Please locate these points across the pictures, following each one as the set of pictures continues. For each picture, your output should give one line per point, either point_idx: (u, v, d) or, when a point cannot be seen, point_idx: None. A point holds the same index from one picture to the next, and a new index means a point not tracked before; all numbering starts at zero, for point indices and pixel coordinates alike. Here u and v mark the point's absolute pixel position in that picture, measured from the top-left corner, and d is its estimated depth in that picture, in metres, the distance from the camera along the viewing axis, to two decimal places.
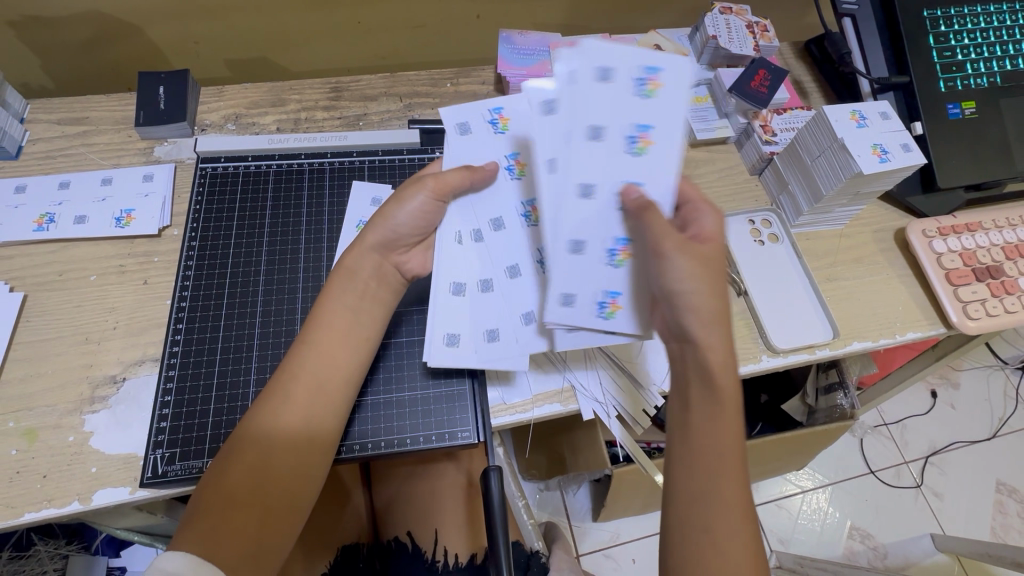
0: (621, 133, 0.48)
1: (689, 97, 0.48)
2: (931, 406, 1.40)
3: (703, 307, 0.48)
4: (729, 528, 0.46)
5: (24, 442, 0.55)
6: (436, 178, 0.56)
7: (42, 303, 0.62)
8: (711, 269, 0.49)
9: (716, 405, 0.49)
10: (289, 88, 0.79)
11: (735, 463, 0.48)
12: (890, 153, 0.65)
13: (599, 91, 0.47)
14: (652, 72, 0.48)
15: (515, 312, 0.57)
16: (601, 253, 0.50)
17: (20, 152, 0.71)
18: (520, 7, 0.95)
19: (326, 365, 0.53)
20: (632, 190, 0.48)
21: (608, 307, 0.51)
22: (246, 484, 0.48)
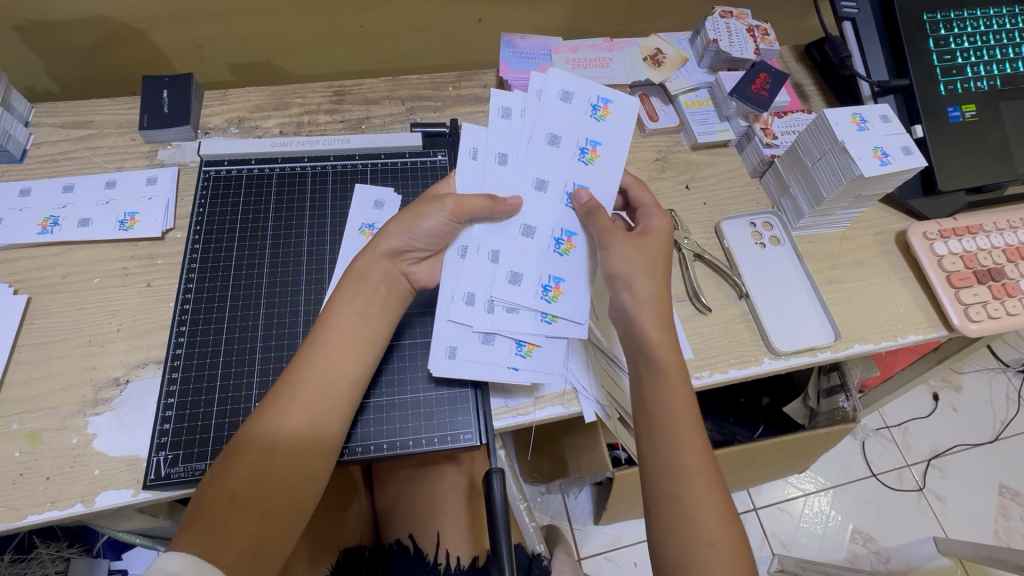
0: (572, 150, 0.63)
1: (632, 126, 0.64)
2: (933, 409, 1.40)
3: (642, 287, 0.57)
4: (692, 485, 0.50)
5: (27, 444, 0.55)
6: (457, 200, 0.58)
7: (45, 306, 0.62)
8: (649, 257, 0.58)
9: (661, 370, 0.54)
10: (291, 91, 0.80)
11: (690, 425, 0.53)
12: (891, 155, 0.65)
13: (561, 111, 0.63)
14: (603, 103, 0.64)
15: (503, 269, 0.60)
16: (547, 241, 0.61)
17: (24, 156, 0.71)
18: (522, 11, 0.95)
19: (334, 367, 0.53)
20: (581, 193, 0.60)
21: (550, 291, 0.60)
22: (249, 483, 0.48)
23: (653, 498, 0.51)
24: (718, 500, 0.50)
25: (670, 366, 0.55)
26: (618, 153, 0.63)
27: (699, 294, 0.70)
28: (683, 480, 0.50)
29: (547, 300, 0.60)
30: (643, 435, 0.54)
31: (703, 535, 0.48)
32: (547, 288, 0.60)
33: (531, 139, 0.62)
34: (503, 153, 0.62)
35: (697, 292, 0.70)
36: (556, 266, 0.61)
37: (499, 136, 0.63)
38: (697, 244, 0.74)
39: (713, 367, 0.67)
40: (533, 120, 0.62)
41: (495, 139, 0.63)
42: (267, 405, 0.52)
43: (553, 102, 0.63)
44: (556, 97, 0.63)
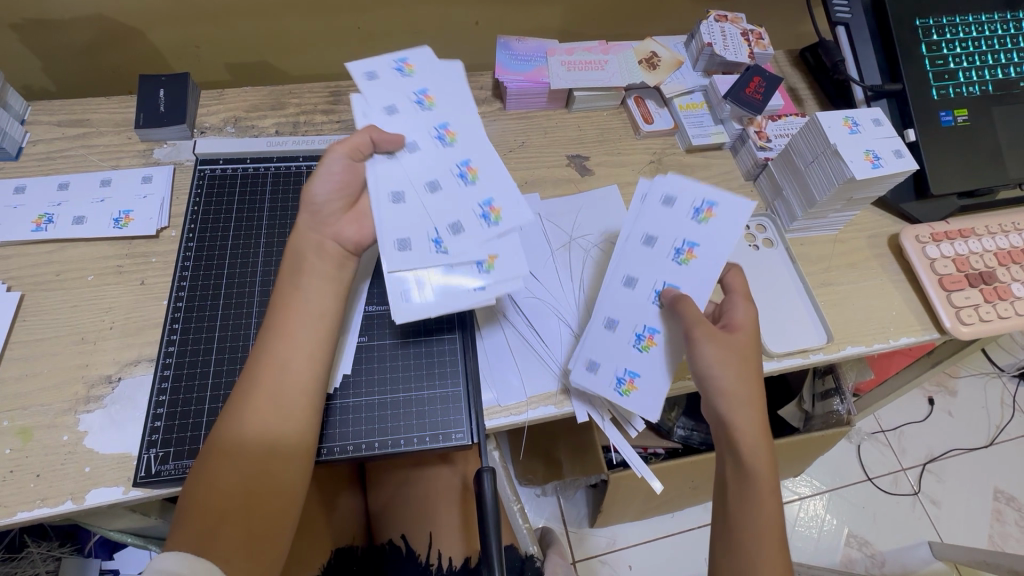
0: (453, 87, 0.60)
1: (738, 230, 0.59)
2: (928, 413, 1.41)
3: (738, 391, 0.54)
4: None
5: (17, 441, 0.55)
6: (344, 142, 0.53)
7: (38, 303, 0.62)
8: (741, 359, 0.55)
9: (750, 481, 0.53)
10: (288, 91, 0.80)
11: (775, 541, 0.52)
12: (882, 158, 0.66)
13: (661, 214, 0.61)
14: (710, 205, 0.60)
15: (582, 357, 0.60)
16: (627, 336, 0.60)
17: (20, 153, 0.72)
18: (519, 14, 0.96)
19: (293, 345, 0.51)
20: (669, 292, 0.59)
21: (623, 385, 0.59)
22: (232, 476, 0.48)
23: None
24: None
25: (762, 480, 0.53)
26: (717, 257, 0.59)
27: None
28: None
29: (620, 391, 0.59)
30: (722, 543, 0.53)
31: None
32: (621, 381, 0.59)
33: (628, 240, 0.62)
34: (391, 105, 0.57)
35: None
36: (636, 359, 0.59)
37: (369, 93, 0.57)
38: None
39: None
40: (423, 74, 0.59)
41: (374, 98, 0.57)
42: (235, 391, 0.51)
43: (654, 205, 0.62)
44: (659, 201, 0.62)
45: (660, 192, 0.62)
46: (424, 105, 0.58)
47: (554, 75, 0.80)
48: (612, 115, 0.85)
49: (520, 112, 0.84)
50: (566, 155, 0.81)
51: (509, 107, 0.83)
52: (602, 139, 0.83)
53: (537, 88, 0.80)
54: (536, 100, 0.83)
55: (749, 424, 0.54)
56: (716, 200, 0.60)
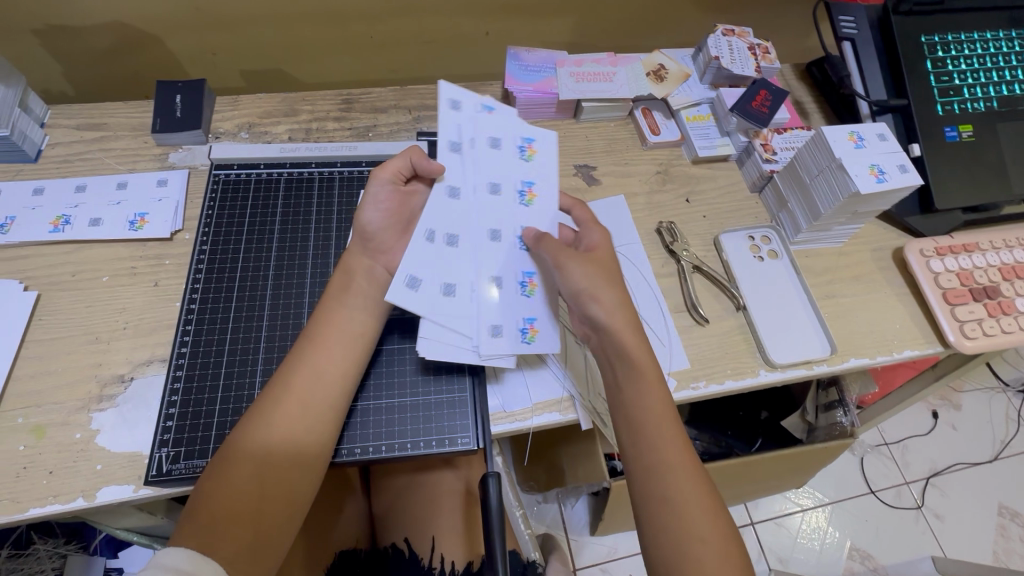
0: (513, 143, 0.65)
1: (556, 161, 0.66)
2: (932, 426, 1.40)
3: (606, 297, 0.57)
4: (681, 488, 0.51)
5: (31, 438, 0.56)
6: (383, 167, 0.60)
7: (54, 302, 0.64)
8: (605, 273, 0.59)
9: (640, 374, 0.55)
10: (301, 99, 0.82)
11: (672, 427, 0.54)
12: (887, 173, 0.66)
13: (495, 157, 0.63)
14: (529, 143, 0.66)
15: (484, 322, 0.59)
16: (513, 287, 0.61)
17: (39, 156, 0.73)
18: (529, 26, 0.97)
19: (331, 359, 0.55)
20: (530, 230, 0.61)
21: (528, 332, 0.60)
22: (249, 476, 0.49)
23: (646, 512, 0.52)
24: (708, 503, 0.51)
25: (648, 373, 0.56)
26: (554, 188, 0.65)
27: (697, 305, 0.71)
28: (670, 479, 0.51)
29: (527, 340, 0.60)
30: (631, 444, 0.54)
31: (695, 533, 0.50)
32: (524, 329, 0.60)
33: (473, 189, 0.62)
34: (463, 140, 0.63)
35: (695, 304, 0.71)
36: (529, 306, 0.61)
37: (449, 125, 0.62)
38: (695, 256, 0.75)
39: (709, 378, 0.68)
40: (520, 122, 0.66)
41: (441, 129, 0.62)
42: (264, 397, 0.53)
43: (484, 150, 0.63)
44: (486, 145, 0.63)
45: (484, 137, 0.64)
46: (524, 155, 0.65)
47: (563, 86, 0.81)
48: (619, 126, 0.86)
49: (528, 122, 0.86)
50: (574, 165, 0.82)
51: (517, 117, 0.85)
52: (610, 150, 0.84)
53: (545, 98, 0.82)
54: (544, 110, 0.84)
55: (624, 325, 0.57)
56: (532, 138, 0.66)
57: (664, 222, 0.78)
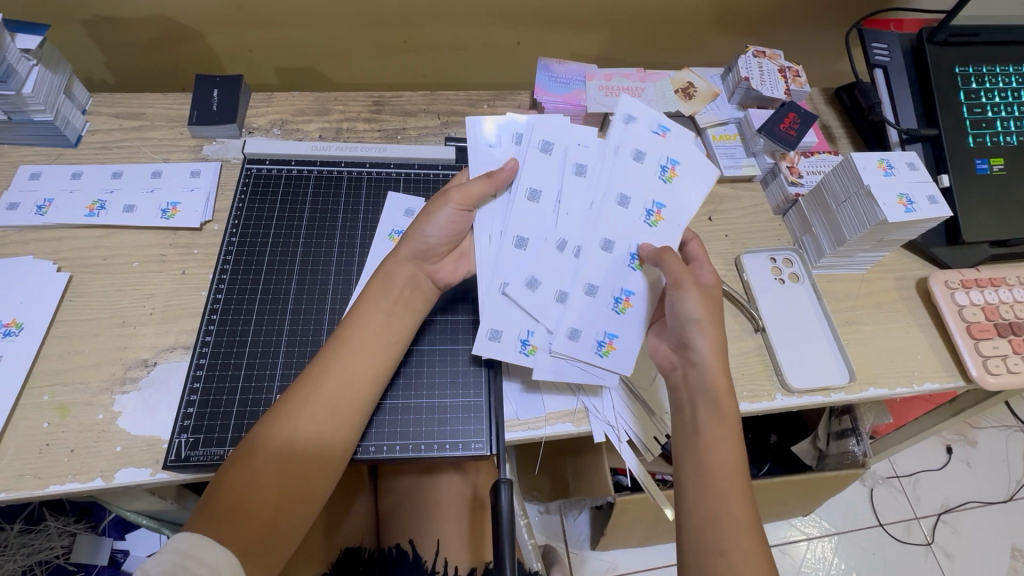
0: (656, 162, 0.65)
1: (701, 189, 0.65)
2: (946, 462, 1.38)
3: (712, 334, 0.56)
4: (740, 543, 0.47)
5: (56, 416, 0.57)
6: (461, 191, 0.59)
7: (84, 285, 0.65)
8: (716, 312, 0.58)
9: (721, 419, 0.53)
10: (333, 99, 0.84)
11: (741, 481, 0.51)
12: (916, 203, 0.66)
13: (631, 171, 0.64)
14: (671, 164, 0.65)
15: (564, 323, 0.61)
16: (606, 299, 0.62)
17: (79, 141, 0.75)
18: (560, 38, 0.98)
19: (353, 357, 0.55)
20: (646, 245, 0.62)
21: (604, 346, 0.61)
22: (269, 472, 0.49)
23: (697, 561, 0.48)
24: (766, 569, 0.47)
25: (728, 420, 0.53)
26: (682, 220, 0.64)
27: None
28: (729, 535, 0.48)
29: (599, 353, 0.61)
30: (693, 491, 0.51)
31: None
32: (602, 342, 0.61)
33: (604, 197, 0.63)
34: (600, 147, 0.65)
35: None
36: (614, 325, 0.61)
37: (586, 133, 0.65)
38: (716, 275, 0.75)
39: None
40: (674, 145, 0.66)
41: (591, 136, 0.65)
42: (291, 393, 0.53)
43: (626, 160, 0.65)
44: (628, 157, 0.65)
45: (630, 149, 0.65)
46: (665, 176, 0.65)
47: (592, 99, 0.82)
48: None
49: None
50: None
51: None
52: None
53: (574, 110, 0.82)
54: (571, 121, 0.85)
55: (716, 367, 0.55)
56: (677, 159, 0.66)
57: None
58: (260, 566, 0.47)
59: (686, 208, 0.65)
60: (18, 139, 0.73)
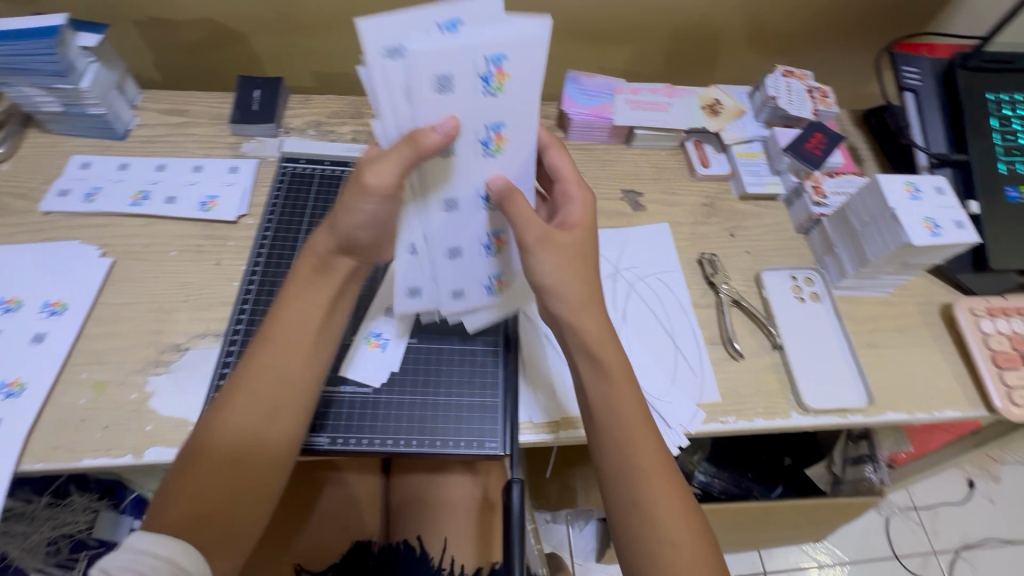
0: (474, 72, 0.45)
1: (539, 77, 0.47)
2: (967, 496, 1.34)
3: (571, 292, 0.53)
4: (653, 495, 0.50)
5: (91, 393, 0.60)
6: (360, 181, 0.49)
7: (125, 270, 0.68)
8: (576, 257, 0.54)
9: (608, 375, 0.53)
10: (367, 104, 0.87)
11: (642, 428, 0.52)
12: (942, 227, 0.65)
13: (444, 105, 0.46)
14: (496, 65, 0.45)
15: (444, 290, 0.59)
16: (477, 249, 0.57)
17: (127, 134, 0.79)
18: (590, 52, 1.00)
19: (286, 356, 0.54)
20: (496, 180, 0.52)
21: (493, 286, 0.60)
22: (212, 471, 0.50)
23: (618, 520, 0.51)
24: (679, 504, 0.50)
25: (616, 374, 0.53)
26: (530, 131, 0.50)
27: (733, 339, 0.71)
28: (639, 485, 0.50)
29: (490, 292, 0.61)
30: (601, 446, 0.53)
31: (665, 535, 0.49)
32: (490, 284, 0.60)
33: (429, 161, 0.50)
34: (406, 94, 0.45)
35: (730, 338, 0.71)
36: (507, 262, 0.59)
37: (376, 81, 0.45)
38: (735, 290, 0.76)
39: (739, 414, 0.67)
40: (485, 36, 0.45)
41: (386, 91, 0.45)
42: (228, 392, 0.53)
43: (430, 97, 0.46)
44: (429, 87, 0.45)
45: (427, 75, 0.44)
46: (490, 87, 0.46)
47: (618, 112, 0.84)
48: (669, 155, 0.88)
49: (580, 143, 0.88)
50: (622, 190, 0.84)
51: (569, 137, 0.88)
52: (657, 178, 0.86)
53: (600, 122, 0.84)
54: (597, 133, 0.86)
55: (593, 326, 0.54)
56: (503, 52, 0.45)
57: (706, 254, 0.79)
58: (221, 558, 0.50)
59: (531, 115, 0.49)
60: (72, 131, 0.77)
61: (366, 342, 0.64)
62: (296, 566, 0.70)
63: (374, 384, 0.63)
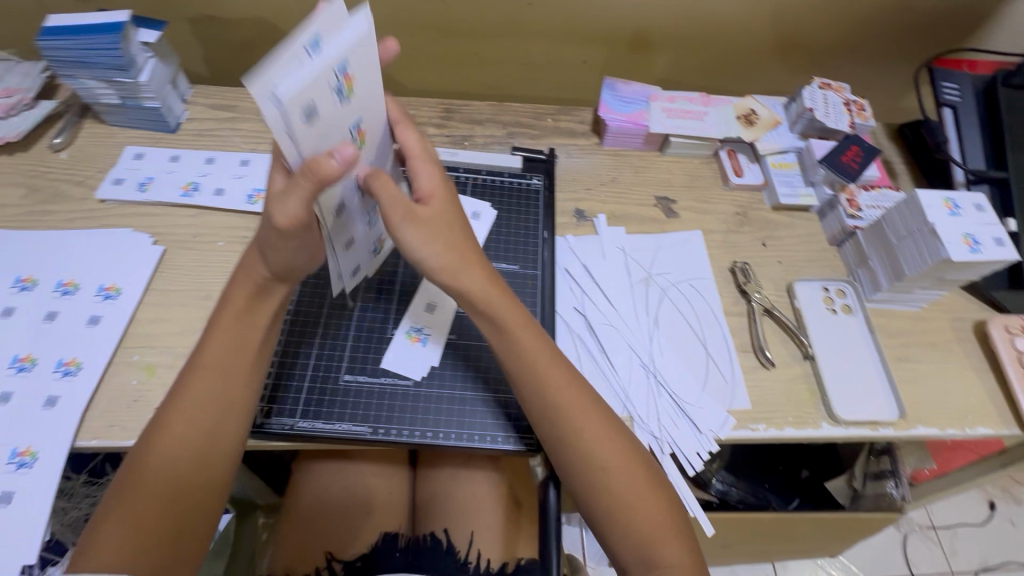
0: (330, 92, 0.41)
1: (373, 58, 0.44)
2: (987, 518, 1.32)
3: (447, 255, 0.52)
4: (579, 432, 0.55)
5: (143, 374, 0.63)
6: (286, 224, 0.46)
7: (175, 258, 0.71)
8: (440, 210, 0.53)
9: (506, 335, 0.56)
10: (407, 105, 0.89)
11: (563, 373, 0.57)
12: (981, 243, 0.66)
13: (321, 131, 0.43)
14: (343, 72, 0.41)
15: (354, 269, 0.61)
16: (367, 224, 0.58)
17: (177, 127, 0.82)
18: (626, 59, 1.01)
19: (225, 378, 0.55)
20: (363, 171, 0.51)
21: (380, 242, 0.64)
22: (152, 500, 0.50)
23: (555, 457, 0.57)
24: (607, 436, 0.56)
25: (512, 327, 0.56)
26: (374, 103, 0.48)
27: (764, 348, 0.72)
28: (567, 424, 0.55)
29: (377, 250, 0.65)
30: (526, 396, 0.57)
31: (600, 463, 0.55)
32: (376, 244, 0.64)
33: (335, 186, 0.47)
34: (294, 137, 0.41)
35: (762, 346, 0.72)
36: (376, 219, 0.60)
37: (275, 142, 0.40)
38: (767, 299, 0.76)
39: (770, 422, 0.67)
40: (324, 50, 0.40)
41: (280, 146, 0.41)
42: (162, 418, 0.53)
43: (309, 132, 0.42)
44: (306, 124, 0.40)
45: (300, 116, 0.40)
46: (345, 94, 0.43)
47: (654, 119, 0.85)
48: (703, 163, 0.89)
49: (614, 149, 0.89)
50: (655, 196, 0.85)
51: (604, 143, 0.89)
52: (690, 186, 0.86)
53: (636, 128, 0.85)
54: (632, 140, 0.88)
55: (477, 279, 0.54)
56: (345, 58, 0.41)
57: (738, 262, 0.79)
58: None
59: (372, 89, 0.47)
60: (127, 122, 0.80)
61: (408, 336, 0.67)
62: (327, 555, 0.71)
63: (415, 376, 0.65)
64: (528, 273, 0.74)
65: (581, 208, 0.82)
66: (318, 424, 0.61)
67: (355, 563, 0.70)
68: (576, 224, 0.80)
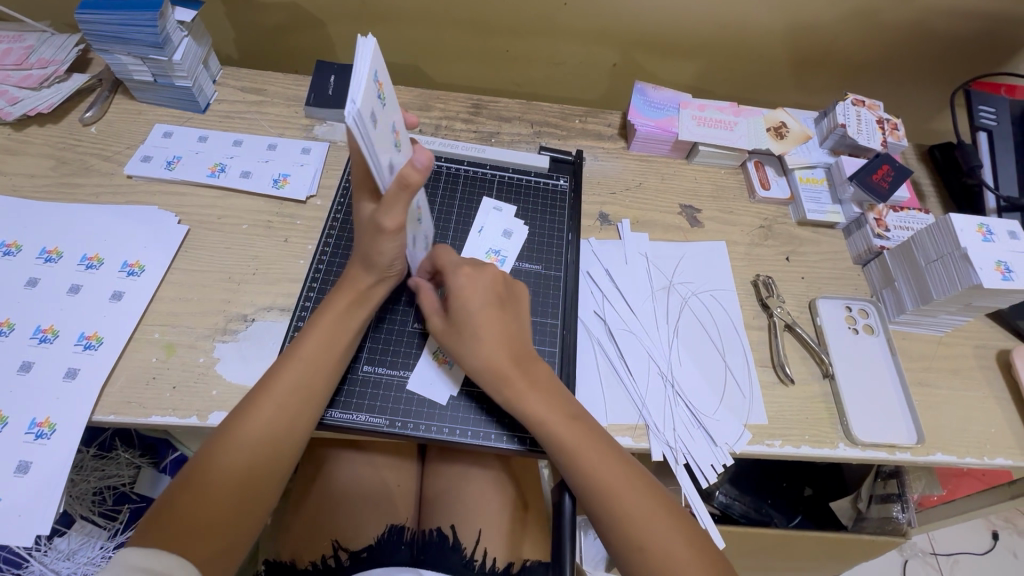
0: (375, 95, 0.46)
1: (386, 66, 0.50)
2: (990, 548, 1.31)
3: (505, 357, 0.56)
4: (615, 496, 0.52)
5: (163, 353, 0.63)
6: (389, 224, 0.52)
7: (198, 238, 0.71)
8: (486, 308, 0.58)
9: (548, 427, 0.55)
10: (435, 98, 0.89)
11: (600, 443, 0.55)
12: (1014, 272, 0.65)
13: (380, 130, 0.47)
14: (377, 78, 0.47)
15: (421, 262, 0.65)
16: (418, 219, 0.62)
17: (207, 108, 0.82)
18: (657, 64, 1.00)
19: (313, 373, 0.57)
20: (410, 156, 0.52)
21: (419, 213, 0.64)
22: (223, 481, 0.50)
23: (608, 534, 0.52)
24: (647, 501, 0.52)
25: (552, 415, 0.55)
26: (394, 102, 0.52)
27: (785, 364, 0.71)
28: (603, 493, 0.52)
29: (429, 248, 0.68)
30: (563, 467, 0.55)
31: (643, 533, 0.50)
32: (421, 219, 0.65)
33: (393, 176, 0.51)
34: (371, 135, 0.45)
35: (783, 362, 0.71)
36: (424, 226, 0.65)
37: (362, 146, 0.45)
38: (789, 314, 0.75)
39: (786, 438, 0.67)
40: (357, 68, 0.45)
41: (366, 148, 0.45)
42: (249, 402, 0.54)
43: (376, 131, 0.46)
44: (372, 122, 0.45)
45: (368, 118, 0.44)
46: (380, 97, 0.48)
47: (684, 127, 0.84)
48: (730, 174, 0.88)
49: (641, 154, 0.89)
50: (680, 204, 0.84)
51: (632, 148, 0.88)
52: (716, 196, 0.86)
53: (665, 135, 0.84)
54: (660, 146, 0.87)
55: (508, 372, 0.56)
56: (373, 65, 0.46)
57: (761, 275, 0.78)
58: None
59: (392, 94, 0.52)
60: (157, 100, 0.81)
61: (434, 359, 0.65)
62: (332, 543, 0.71)
63: (442, 401, 0.63)
64: (551, 274, 0.73)
65: (606, 212, 0.81)
66: (335, 414, 0.61)
67: (361, 554, 0.71)
68: (600, 228, 0.80)
